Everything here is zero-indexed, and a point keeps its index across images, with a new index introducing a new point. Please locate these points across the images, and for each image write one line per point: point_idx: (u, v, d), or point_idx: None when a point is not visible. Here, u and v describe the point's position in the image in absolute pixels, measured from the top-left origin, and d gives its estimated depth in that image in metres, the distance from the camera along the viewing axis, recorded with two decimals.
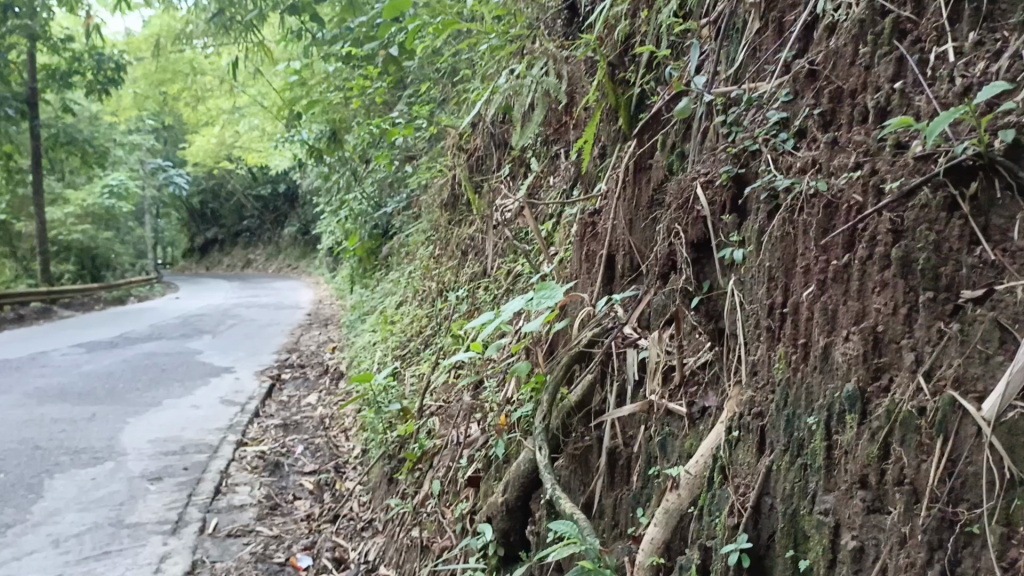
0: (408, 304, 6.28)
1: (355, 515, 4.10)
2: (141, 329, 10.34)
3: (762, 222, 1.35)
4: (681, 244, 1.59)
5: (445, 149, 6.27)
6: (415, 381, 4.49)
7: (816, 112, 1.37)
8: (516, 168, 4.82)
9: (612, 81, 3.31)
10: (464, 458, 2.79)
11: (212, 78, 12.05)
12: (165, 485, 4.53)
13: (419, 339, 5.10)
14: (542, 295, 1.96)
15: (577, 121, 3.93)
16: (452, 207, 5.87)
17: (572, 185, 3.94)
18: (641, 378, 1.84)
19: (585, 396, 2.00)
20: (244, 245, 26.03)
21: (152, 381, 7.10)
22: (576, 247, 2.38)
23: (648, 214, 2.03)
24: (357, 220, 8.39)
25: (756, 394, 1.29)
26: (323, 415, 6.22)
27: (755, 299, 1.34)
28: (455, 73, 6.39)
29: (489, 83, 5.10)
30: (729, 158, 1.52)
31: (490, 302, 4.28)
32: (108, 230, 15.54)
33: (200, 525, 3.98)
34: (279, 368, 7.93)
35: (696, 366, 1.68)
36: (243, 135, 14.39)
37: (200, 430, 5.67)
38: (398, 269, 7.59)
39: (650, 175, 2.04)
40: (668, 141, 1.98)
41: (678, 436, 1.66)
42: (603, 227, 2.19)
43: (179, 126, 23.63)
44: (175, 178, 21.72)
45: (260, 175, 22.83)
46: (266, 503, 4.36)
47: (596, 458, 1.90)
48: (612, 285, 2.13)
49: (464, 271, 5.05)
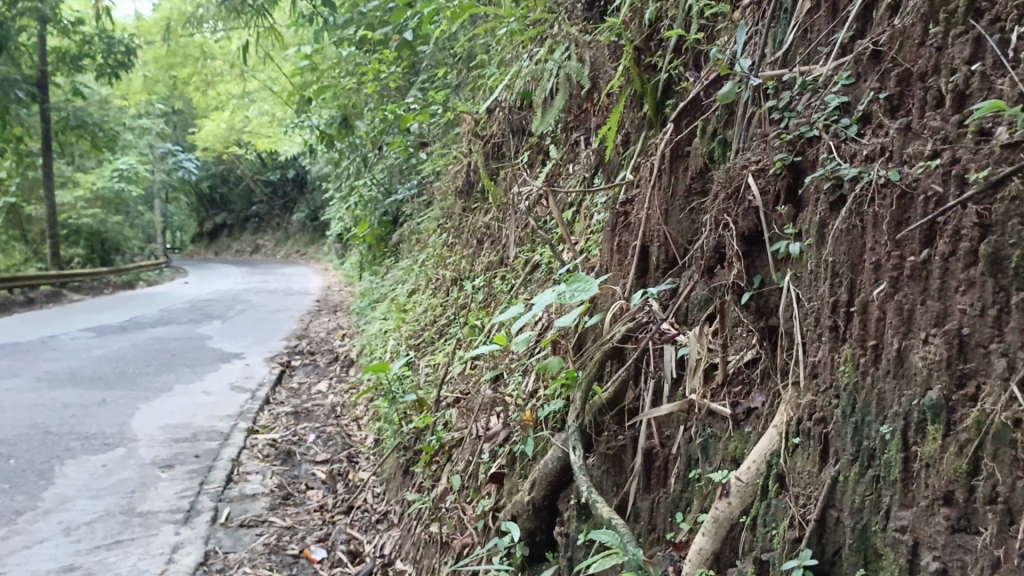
0: (420, 292, 6.22)
1: (369, 507, 4.04)
2: (150, 313, 10.28)
3: (823, 214, 1.26)
4: (729, 235, 1.50)
5: (460, 135, 6.19)
6: (430, 371, 4.42)
7: (882, 97, 1.27)
8: (536, 155, 4.73)
9: (638, 67, 3.22)
10: (486, 453, 2.71)
11: (223, 62, 11.97)
12: (176, 472, 4.47)
13: (433, 328, 5.03)
14: (575, 287, 1.87)
15: (599, 107, 3.85)
16: (467, 194, 5.80)
17: (594, 173, 3.86)
18: (679, 377, 1.76)
19: (617, 393, 1.92)
20: (252, 230, 25.97)
21: (163, 366, 7.05)
22: (607, 237, 2.29)
23: (686, 204, 1.94)
24: (367, 206, 8.31)
25: (818, 399, 1.20)
26: (334, 403, 6.16)
27: (816, 296, 1.26)
28: (470, 59, 6.30)
29: (506, 68, 5.01)
30: (784, 145, 1.42)
31: (509, 291, 4.20)
32: (117, 214, 15.49)
33: (212, 515, 3.92)
34: (289, 354, 7.88)
35: (741, 365, 1.59)
36: (253, 121, 14.33)
37: (211, 417, 5.61)
38: (409, 256, 7.52)
39: (688, 162, 1.95)
40: (708, 127, 1.89)
41: (722, 439, 1.57)
42: (636, 217, 2.10)
43: (188, 110, 23.56)
44: (184, 163, 21.68)
45: (269, 160, 22.76)
46: (278, 493, 4.30)
47: (630, 458, 1.82)
48: (646, 278, 2.04)
49: (480, 259, 4.98)
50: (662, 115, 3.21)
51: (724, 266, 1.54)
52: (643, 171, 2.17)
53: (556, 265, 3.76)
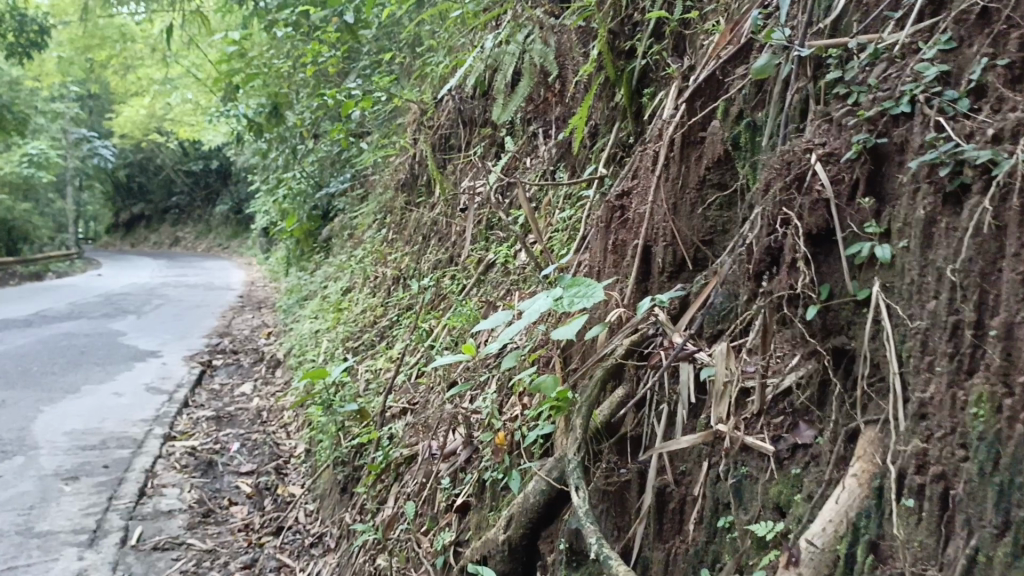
0: (356, 291, 5.85)
1: (301, 528, 3.66)
2: (58, 307, 9.58)
3: (934, 208, 1.00)
4: (788, 232, 1.21)
5: (405, 125, 5.82)
6: (371, 378, 4.09)
7: (1002, 63, 1.00)
8: (491, 148, 4.43)
9: (612, 53, 3.00)
10: (447, 478, 2.39)
11: (144, 46, 11.36)
12: (82, 486, 4.00)
13: (373, 331, 4.68)
14: (575, 291, 1.58)
15: (566, 98, 3.62)
16: (410, 188, 5.48)
17: (557, 165, 3.65)
18: (699, 402, 1.48)
19: (615, 418, 1.64)
20: (172, 223, 24.74)
21: (70, 365, 6.48)
22: (598, 235, 2.02)
23: (700, 199, 1.68)
24: (296, 200, 7.84)
25: (932, 448, 0.95)
26: (260, 408, 5.72)
27: (923, 313, 0.99)
28: (417, 45, 5.96)
29: (458, 55, 4.69)
30: (861, 124, 1.15)
31: (461, 293, 3.88)
32: (25, 202, 14.56)
33: (122, 536, 3.49)
34: (210, 353, 7.37)
35: (785, 390, 1.32)
36: (175, 108, 13.67)
37: (123, 421, 5.12)
38: (341, 253, 7.11)
39: (703, 148, 1.68)
40: (732, 108, 1.63)
41: (760, 481, 1.30)
42: (636, 212, 1.83)
43: (106, 95, 22.40)
44: (100, 150, 20.63)
45: (192, 149, 21.85)
46: (198, 510, 3.88)
47: (636, 497, 1.53)
48: (649, 284, 1.76)
49: (426, 258, 4.64)
50: (639, 104, 2.98)
51: (774, 271, 1.26)
52: (645, 155, 1.90)
53: (513, 266, 3.48)
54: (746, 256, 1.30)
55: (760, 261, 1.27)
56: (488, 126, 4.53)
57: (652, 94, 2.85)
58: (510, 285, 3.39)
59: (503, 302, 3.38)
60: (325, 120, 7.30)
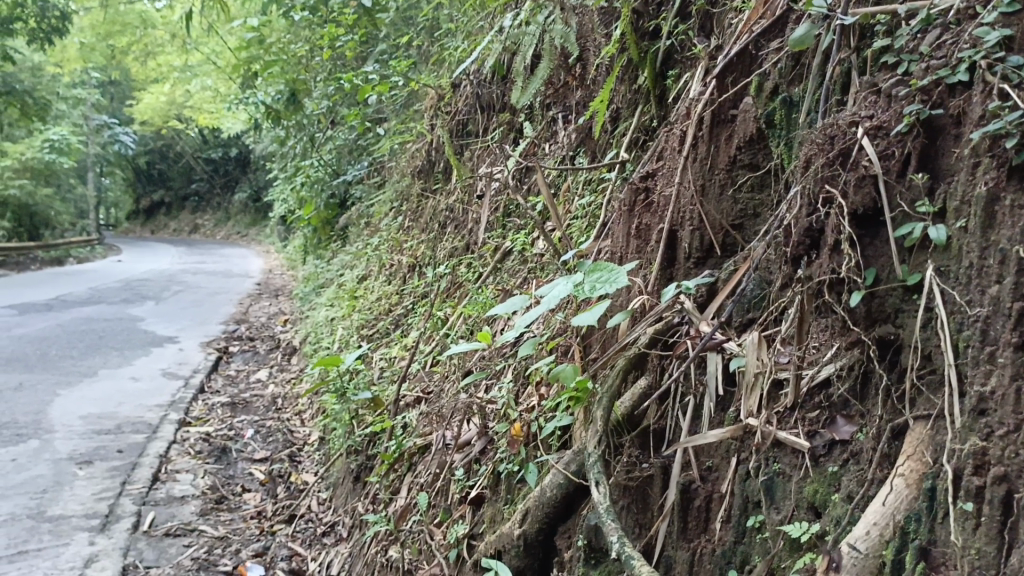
0: (372, 278, 5.79)
1: (314, 517, 3.61)
2: (78, 292, 9.59)
3: (997, 184, 0.91)
4: (831, 212, 1.13)
5: (423, 111, 5.75)
6: (386, 366, 4.03)
7: None
8: (509, 133, 4.34)
9: (635, 35, 2.93)
10: (461, 469, 2.33)
11: (164, 32, 11.33)
12: (95, 470, 3.97)
13: (389, 318, 4.62)
14: (597, 277, 1.50)
15: (588, 82, 3.53)
16: (428, 174, 5.41)
17: (577, 150, 3.57)
18: (728, 394, 1.40)
19: (638, 411, 1.56)
20: (191, 209, 24.76)
21: (88, 349, 6.47)
22: (620, 219, 1.93)
23: (728, 181, 1.59)
24: (313, 187, 7.77)
25: (992, 447, 0.86)
26: (275, 395, 5.68)
27: (986, 298, 0.91)
28: (436, 28, 5.87)
29: (478, 38, 4.60)
30: (914, 95, 1.06)
31: (477, 281, 3.81)
32: (47, 187, 14.59)
33: (134, 521, 3.45)
34: (226, 339, 7.34)
35: (822, 383, 1.24)
36: (195, 95, 13.65)
37: (138, 406, 5.09)
38: (358, 240, 7.06)
39: (734, 127, 1.59)
40: (766, 84, 1.54)
41: (793, 480, 1.22)
42: (662, 194, 1.74)
43: (127, 81, 22.44)
44: (121, 137, 20.67)
45: (211, 136, 21.89)
46: (210, 496, 3.84)
47: (659, 493, 1.46)
48: (675, 270, 1.68)
49: (442, 245, 4.57)
50: (663, 87, 2.91)
51: (814, 255, 1.17)
52: (672, 135, 1.81)
53: (531, 253, 3.40)
54: (784, 238, 1.21)
55: (799, 243, 1.19)
56: (507, 110, 4.44)
57: (677, 77, 2.77)
58: (528, 272, 3.33)
59: (521, 290, 3.30)
60: (343, 106, 7.23)
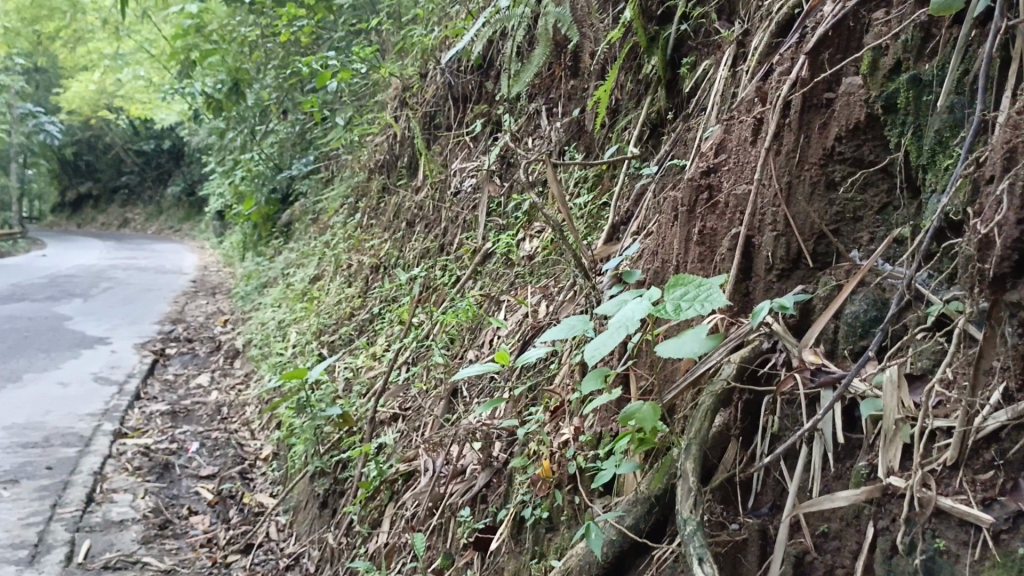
0: (327, 278, 5.41)
1: (274, 547, 3.24)
2: None
3: None
4: None
5: (385, 101, 5.41)
6: (352, 376, 3.68)
7: None
8: (487, 125, 4.01)
9: (643, 18, 2.66)
10: (466, 508, 2.02)
11: (96, 18, 10.70)
12: (22, 491, 3.53)
13: (351, 323, 4.27)
14: (682, 292, 1.24)
15: (582, 71, 3.27)
16: (390, 168, 5.07)
17: (567, 144, 3.27)
18: (851, 445, 1.13)
19: (720, 458, 1.28)
20: (122, 203, 23.65)
21: (11, 351, 5.94)
22: (672, 223, 1.65)
23: (823, 178, 1.32)
24: (255, 182, 7.26)
25: None
26: (219, 403, 5.25)
27: None
28: (400, 15, 5.52)
29: (452, 23, 4.28)
30: None
31: (454, 285, 3.50)
32: None
33: (68, 552, 3.04)
34: (163, 341, 6.83)
35: (997, 433, 0.97)
36: (128, 84, 13.01)
37: (69, 415, 4.63)
38: (305, 238, 6.67)
39: (831, 113, 1.32)
40: (884, 59, 1.26)
41: (965, 562, 0.95)
42: (734, 193, 1.47)
43: (54, 68, 21.35)
44: (48, 126, 19.67)
45: (143, 128, 21.05)
46: (154, 520, 3.44)
47: (758, 565, 1.17)
48: (754, 285, 1.40)
49: (410, 246, 4.23)
50: (673, 75, 2.63)
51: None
52: (741, 123, 1.53)
53: (517, 256, 3.10)
54: (976, 252, 1.00)
55: (1001, 260, 0.97)
56: (483, 101, 4.14)
57: (692, 64, 2.49)
58: (515, 276, 3.02)
59: (508, 295, 3.00)
60: (294, 95, 6.84)
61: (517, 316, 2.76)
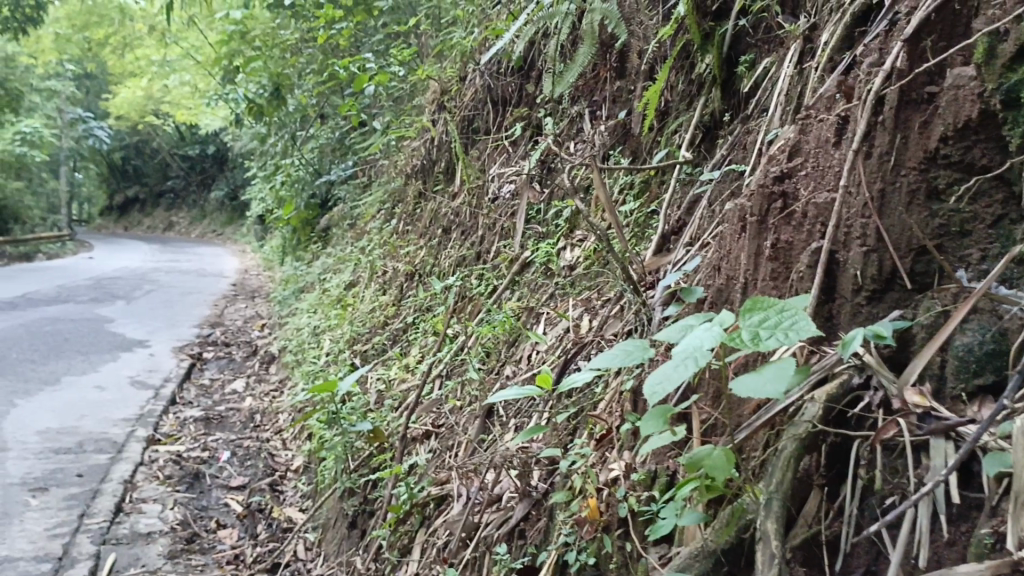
0: (362, 285, 5.28)
1: (301, 567, 3.09)
2: (43, 290, 8.96)
3: None
4: None
5: (423, 105, 5.28)
6: (384, 389, 3.54)
7: None
8: (527, 129, 3.86)
9: (697, 13, 2.47)
10: (501, 544, 1.84)
11: (143, 24, 10.77)
12: (50, 500, 3.43)
13: (385, 332, 4.12)
14: (758, 318, 1.06)
15: (629, 72, 3.10)
16: (428, 172, 4.92)
17: (614, 146, 3.07)
18: (973, 509, 0.94)
19: (802, 510, 1.09)
20: (166, 206, 23.87)
21: (50, 353, 5.89)
22: (735, 234, 1.46)
23: (924, 183, 1.14)
24: (294, 186, 7.17)
25: None
26: (253, 410, 5.14)
27: None
28: (441, 16, 5.41)
29: (494, 23, 4.13)
30: None
31: (491, 295, 3.33)
32: (18, 181, 13.75)
33: (92, 567, 2.92)
34: (200, 344, 6.76)
35: None
36: (173, 90, 13.11)
37: (102, 420, 4.54)
38: (342, 243, 6.56)
39: (935, 109, 1.13)
40: (1002, 46, 1.07)
41: None
42: (813, 202, 1.29)
43: (103, 74, 21.66)
44: (96, 131, 19.96)
45: (189, 133, 21.28)
46: (181, 533, 3.31)
47: None
48: (838, 309, 1.21)
49: (446, 253, 4.08)
50: (729, 74, 2.44)
51: None
52: (819, 122, 1.34)
53: (558, 266, 2.93)
54: None
55: None
56: (524, 104, 3.98)
57: (751, 62, 2.31)
58: (555, 288, 2.84)
59: (548, 307, 2.83)
60: (333, 99, 6.75)
61: (557, 331, 2.59)
